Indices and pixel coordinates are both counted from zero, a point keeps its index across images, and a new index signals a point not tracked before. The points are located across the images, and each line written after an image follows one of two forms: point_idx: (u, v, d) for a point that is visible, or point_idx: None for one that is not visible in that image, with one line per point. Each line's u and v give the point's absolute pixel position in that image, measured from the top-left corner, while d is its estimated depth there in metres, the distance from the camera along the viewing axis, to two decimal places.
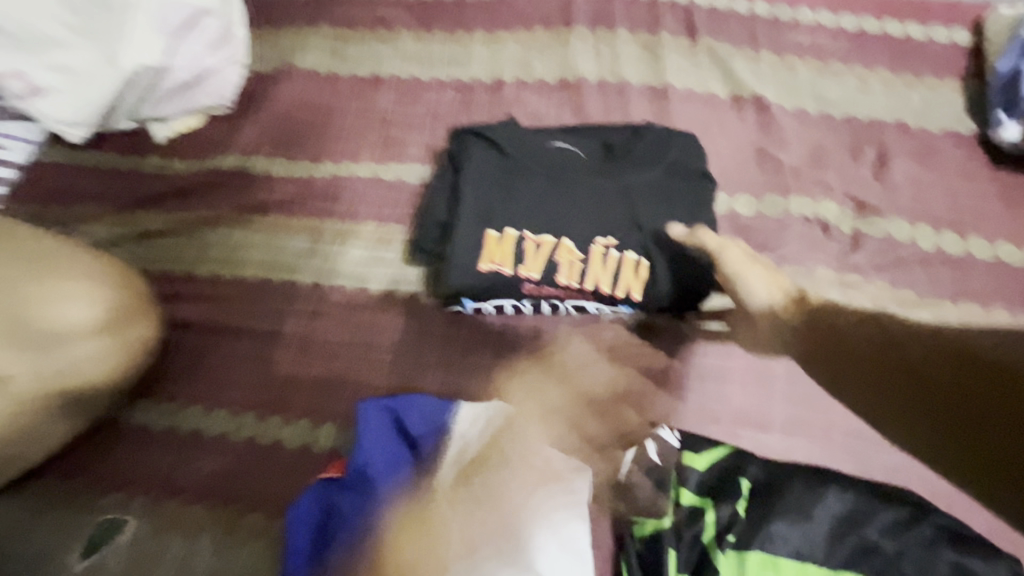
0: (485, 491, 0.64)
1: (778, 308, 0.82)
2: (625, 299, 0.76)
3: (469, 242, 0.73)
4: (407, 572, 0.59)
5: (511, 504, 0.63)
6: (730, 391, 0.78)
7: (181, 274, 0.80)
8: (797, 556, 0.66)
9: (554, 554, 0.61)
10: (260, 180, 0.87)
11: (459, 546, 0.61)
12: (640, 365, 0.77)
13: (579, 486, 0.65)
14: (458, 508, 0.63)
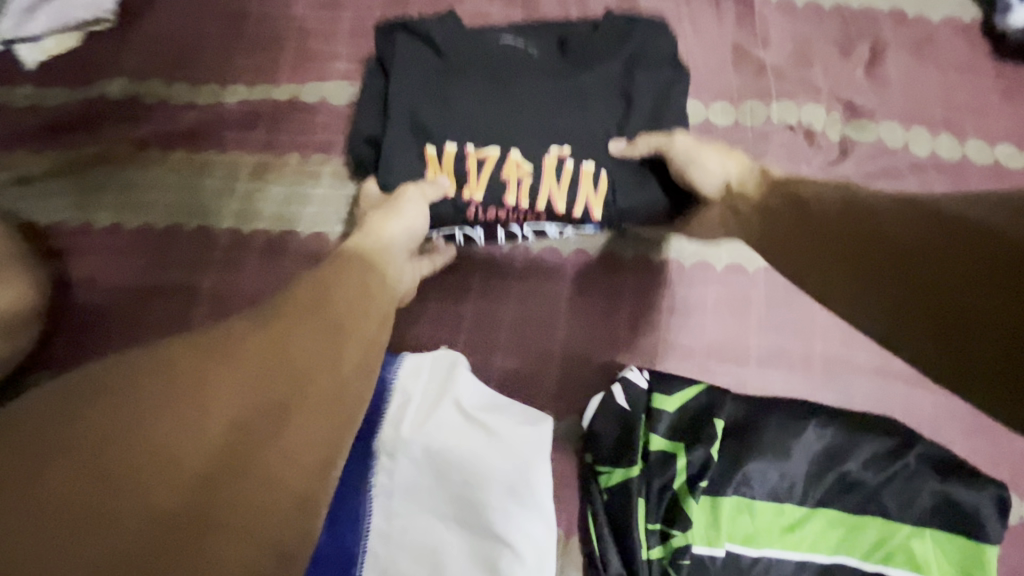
0: (442, 455, 0.62)
1: (736, 184, 0.64)
2: (585, 217, 0.68)
3: (404, 158, 0.67)
4: (382, 537, 0.61)
5: (468, 467, 0.61)
6: (701, 323, 0.73)
7: (74, 227, 0.79)
8: (772, 497, 0.61)
9: (513, 511, 0.60)
10: (163, 112, 0.84)
11: (426, 510, 0.62)
12: (608, 295, 0.74)
13: (537, 439, 0.62)
14: (419, 473, 0.62)
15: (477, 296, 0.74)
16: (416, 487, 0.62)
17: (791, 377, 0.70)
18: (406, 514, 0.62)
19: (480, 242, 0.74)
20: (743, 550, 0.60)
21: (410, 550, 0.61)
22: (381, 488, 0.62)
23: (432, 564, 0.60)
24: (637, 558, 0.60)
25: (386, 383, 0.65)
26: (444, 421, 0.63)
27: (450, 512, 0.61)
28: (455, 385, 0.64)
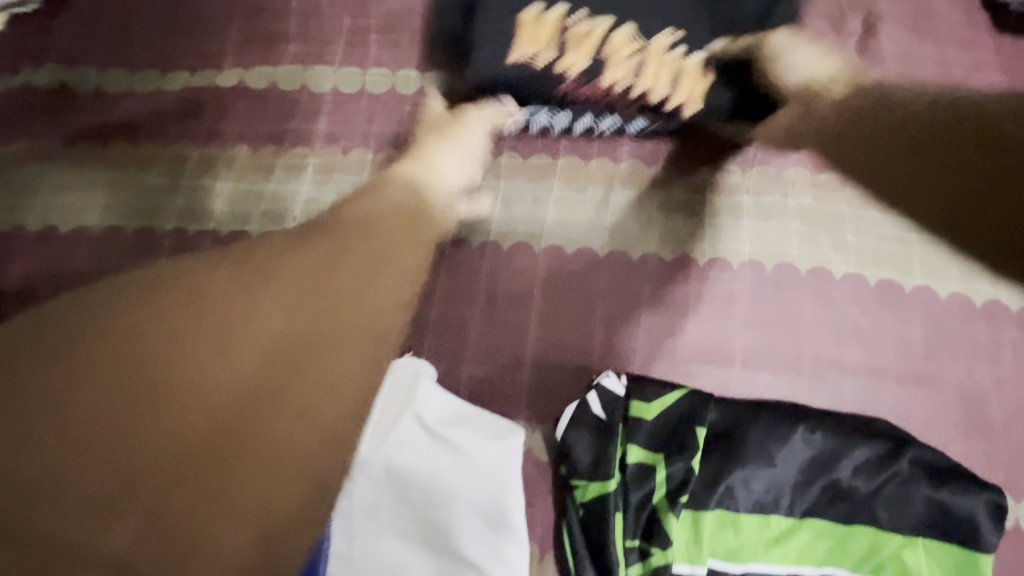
0: (405, 474, 0.57)
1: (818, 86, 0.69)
2: (675, 112, 0.72)
3: (499, 26, 0.71)
4: (343, 564, 0.57)
5: (434, 485, 0.57)
6: (684, 321, 0.68)
7: (4, 229, 0.72)
8: (757, 511, 0.58)
9: (480, 532, 0.56)
10: (99, 100, 0.77)
11: (389, 533, 0.57)
12: (583, 292, 0.70)
13: (507, 453, 0.58)
14: (381, 493, 0.58)
15: (444, 298, 0.70)
16: (378, 508, 0.58)
17: (778, 379, 0.66)
18: (368, 536, 0.57)
19: (557, 128, 0.74)
20: (727, 567, 0.56)
21: None
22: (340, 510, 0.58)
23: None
24: None
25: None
26: (404, 437, 0.58)
27: (415, 533, 0.57)
28: (417, 398, 0.59)
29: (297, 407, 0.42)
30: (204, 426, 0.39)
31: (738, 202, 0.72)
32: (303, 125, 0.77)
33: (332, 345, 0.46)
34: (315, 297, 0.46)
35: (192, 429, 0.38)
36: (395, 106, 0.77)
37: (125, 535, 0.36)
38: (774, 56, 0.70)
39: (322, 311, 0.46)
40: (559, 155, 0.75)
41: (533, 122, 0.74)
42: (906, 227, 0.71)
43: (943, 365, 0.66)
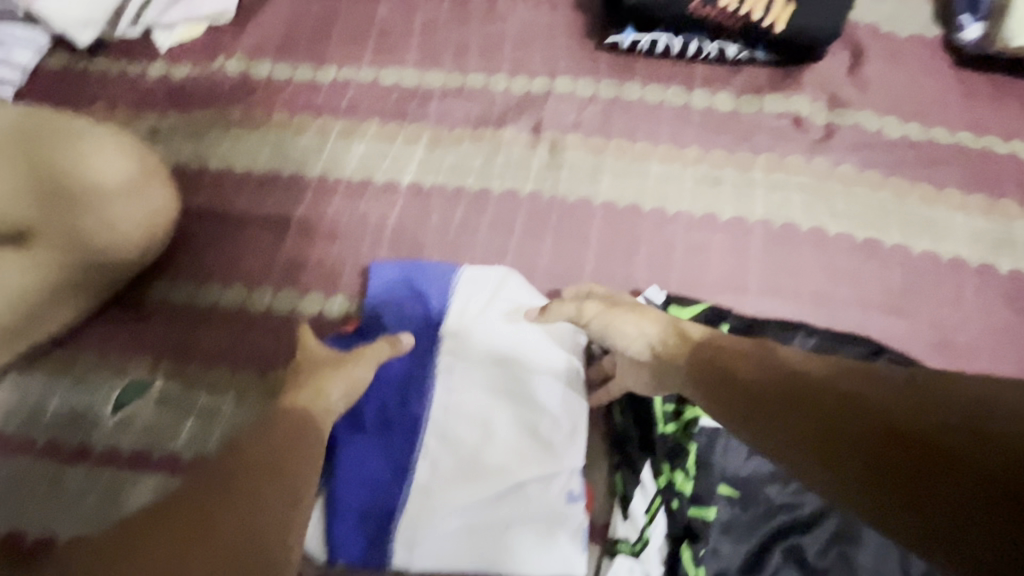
0: (493, 337, 0.77)
1: (659, 351, 0.67)
2: (770, 30, 0.96)
3: None
4: (447, 404, 0.75)
5: (517, 349, 0.77)
6: (709, 260, 0.87)
7: (196, 169, 0.96)
8: None
9: (550, 384, 0.75)
10: (265, 85, 1.03)
11: (482, 384, 0.76)
12: (630, 236, 0.90)
13: (570, 331, 0.78)
14: (478, 354, 0.77)
15: (522, 233, 0.90)
16: (472, 367, 0.76)
17: (784, 305, 0.84)
18: (463, 389, 0.76)
19: (675, 50, 1.02)
20: None
21: (466, 418, 0.74)
22: (443, 367, 0.77)
23: (484, 427, 0.74)
24: (654, 431, 0.72)
25: (451, 288, 0.80)
26: (495, 314, 0.78)
27: (499, 386, 0.75)
28: (503, 291, 0.79)
29: None
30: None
31: (752, 177, 0.93)
32: (420, 107, 1.01)
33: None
34: (237, 559, 0.53)
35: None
36: (489, 99, 1.01)
37: None
38: (605, 330, 0.71)
39: (256, 553, 0.55)
40: (612, 138, 0.98)
41: (639, 43, 1.02)
42: (884, 199, 0.91)
43: (916, 301, 0.84)
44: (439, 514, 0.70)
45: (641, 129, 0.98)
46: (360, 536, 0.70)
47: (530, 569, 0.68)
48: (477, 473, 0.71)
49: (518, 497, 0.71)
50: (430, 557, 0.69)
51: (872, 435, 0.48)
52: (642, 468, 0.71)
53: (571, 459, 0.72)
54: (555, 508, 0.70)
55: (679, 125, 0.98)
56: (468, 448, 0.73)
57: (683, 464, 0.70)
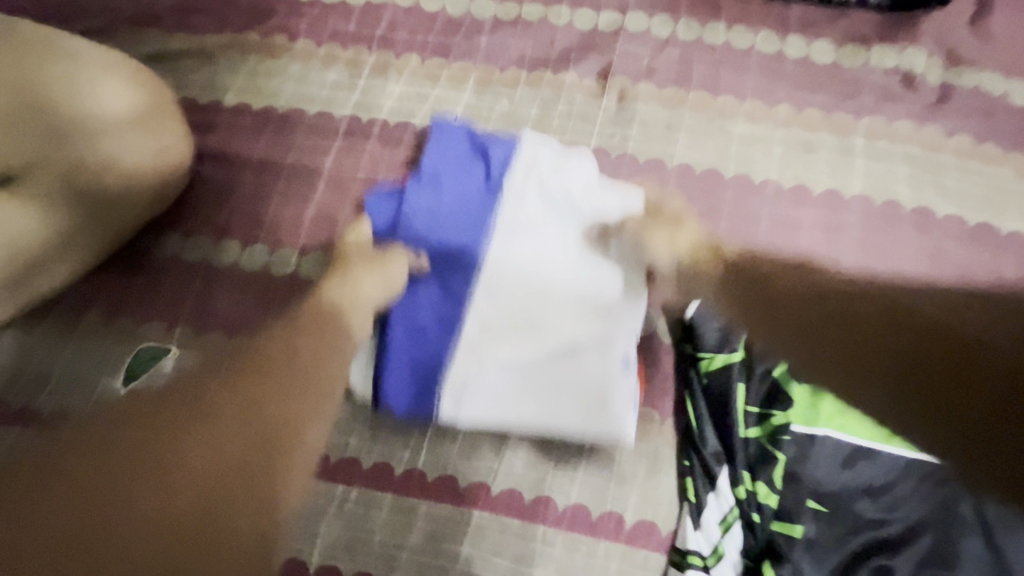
0: (556, 201, 0.71)
1: (690, 261, 0.69)
2: None
3: None
4: (500, 265, 0.69)
5: (581, 216, 0.71)
6: (799, 239, 0.76)
7: (207, 103, 0.83)
8: None
9: (614, 258, 0.69)
10: (287, 6, 0.88)
11: (540, 248, 0.70)
12: (708, 207, 0.78)
13: (636, 200, 0.71)
14: (537, 217, 0.71)
15: None
16: (530, 228, 0.71)
17: None
18: (519, 247, 0.70)
19: None
20: (837, 436, 0.64)
21: (521, 277, 0.69)
22: (499, 230, 0.70)
23: (539, 288, 0.69)
24: (734, 435, 0.65)
25: (512, 152, 0.73)
26: (561, 177, 0.72)
27: (559, 251, 0.70)
28: (568, 158, 0.73)
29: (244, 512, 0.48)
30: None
31: (852, 143, 0.81)
32: (467, 41, 0.87)
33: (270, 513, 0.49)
34: (250, 417, 0.52)
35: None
36: (548, 34, 0.87)
37: None
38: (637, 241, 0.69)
39: (267, 417, 0.52)
40: (690, 90, 0.84)
41: None
42: (1005, 178, 0.79)
43: None
44: (489, 369, 0.67)
45: (724, 80, 0.84)
46: (406, 387, 0.68)
47: (579, 432, 0.65)
48: (529, 331, 0.68)
49: (571, 361, 0.67)
50: (474, 415, 0.66)
51: (917, 344, 0.54)
52: (718, 474, 0.64)
53: (629, 326, 0.68)
54: (610, 375, 0.66)
55: (769, 77, 0.84)
56: (522, 305, 0.69)
57: (766, 474, 0.63)
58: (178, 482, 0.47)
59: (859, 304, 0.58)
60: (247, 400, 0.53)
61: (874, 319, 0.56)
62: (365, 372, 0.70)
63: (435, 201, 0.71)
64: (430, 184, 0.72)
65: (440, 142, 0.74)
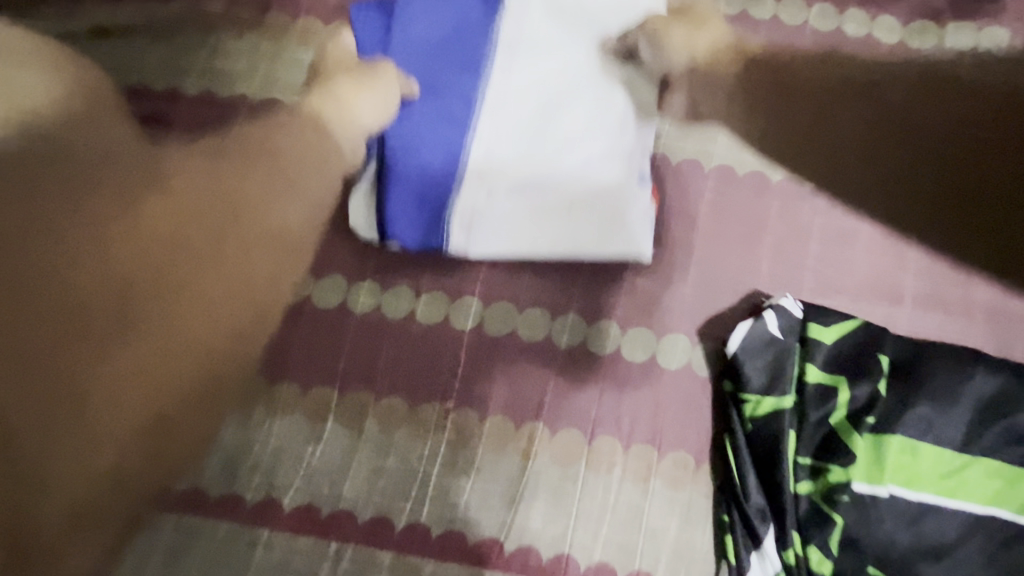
0: (566, 19, 0.63)
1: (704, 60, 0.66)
2: None
3: None
4: (506, 87, 0.61)
5: (596, 32, 0.63)
6: (853, 256, 0.66)
7: (163, 91, 0.70)
8: (937, 442, 0.57)
9: (630, 82, 0.63)
10: None
11: (548, 70, 0.62)
12: (752, 217, 0.68)
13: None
14: (543, 33, 0.62)
15: None
16: (541, 46, 0.62)
17: (946, 322, 0.64)
18: (527, 69, 0.62)
19: None
20: (903, 493, 0.56)
21: (530, 102, 0.62)
22: (504, 41, 0.62)
23: (550, 113, 0.62)
24: (785, 493, 0.56)
25: None
26: None
27: (572, 71, 0.62)
28: None
29: (244, 269, 0.44)
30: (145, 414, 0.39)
31: None
32: None
33: (243, 285, 0.44)
34: (237, 209, 0.44)
35: (112, 451, 0.38)
36: None
37: (113, 457, 0.38)
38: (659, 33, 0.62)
39: (256, 207, 0.45)
40: None
41: None
42: None
43: None
44: (499, 197, 0.62)
45: None
46: (410, 219, 0.62)
47: (596, 252, 0.63)
48: (540, 155, 0.61)
49: (585, 176, 0.61)
50: (485, 246, 0.63)
51: (950, 136, 0.67)
52: (764, 536, 0.56)
53: (641, 143, 0.64)
54: (629, 189, 0.62)
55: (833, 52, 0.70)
56: (534, 132, 0.61)
57: (820, 537, 0.55)
58: (165, 218, 0.41)
59: (898, 96, 0.68)
60: (214, 178, 0.44)
61: (918, 118, 0.67)
62: (365, 213, 0.65)
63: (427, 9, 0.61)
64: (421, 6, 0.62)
65: None
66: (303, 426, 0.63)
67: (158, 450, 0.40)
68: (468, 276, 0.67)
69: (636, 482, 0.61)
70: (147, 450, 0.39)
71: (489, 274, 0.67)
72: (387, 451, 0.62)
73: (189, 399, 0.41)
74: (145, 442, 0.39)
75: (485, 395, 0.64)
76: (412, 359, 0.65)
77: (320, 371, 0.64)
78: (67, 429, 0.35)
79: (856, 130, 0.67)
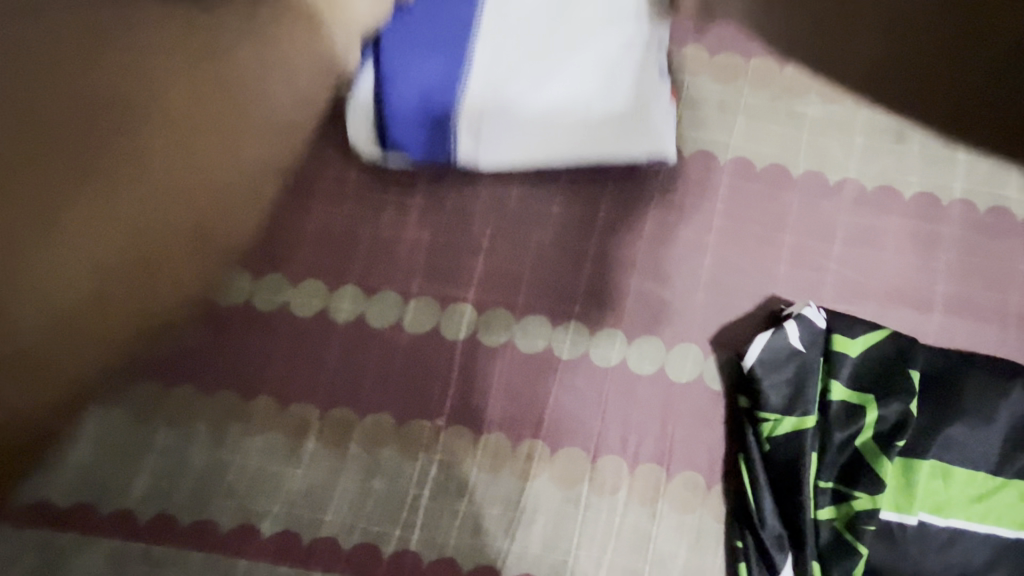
0: None
1: None
2: None
3: None
4: None
5: None
6: (881, 259, 0.61)
7: None
8: (970, 464, 0.52)
9: None
10: None
11: None
12: (771, 214, 0.62)
13: None
14: None
15: (613, 205, 0.63)
16: None
17: (980, 331, 0.59)
18: None
19: None
20: (933, 519, 0.51)
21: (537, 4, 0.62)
22: None
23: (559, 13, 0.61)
24: (804, 519, 0.52)
25: None
26: None
27: None
28: None
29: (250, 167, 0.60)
30: (165, 236, 0.54)
31: (956, 131, 0.64)
32: None
33: (146, 149, 0.52)
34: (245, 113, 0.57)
35: (120, 262, 0.52)
36: None
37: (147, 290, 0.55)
38: None
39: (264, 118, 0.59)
40: (747, 57, 0.67)
41: None
42: None
43: None
44: (511, 99, 0.60)
45: (791, 44, 0.67)
46: (419, 123, 0.60)
47: (619, 151, 0.60)
48: (551, 54, 0.61)
49: (601, 74, 0.61)
50: (497, 154, 0.61)
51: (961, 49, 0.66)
52: (781, 566, 0.52)
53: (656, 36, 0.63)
54: (650, 84, 0.61)
55: (851, 39, 0.67)
56: (544, 33, 0.61)
57: (842, 568, 0.51)
58: (137, 85, 0.51)
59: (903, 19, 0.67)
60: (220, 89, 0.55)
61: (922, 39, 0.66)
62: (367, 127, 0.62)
63: None
64: None
65: None
66: (279, 444, 0.58)
67: (146, 275, 0.54)
68: (461, 280, 0.62)
69: (643, 505, 0.57)
70: (130, 270, 0.53)
71: (483, 278, 0.61)
72: (374, 473, 0.57)
73: (199, 233, 0.57)
74: (128, 262, 0.53)
75: (480, 411, 0.59)
76: (400, 371, 0.59)
77: (299, 385, 0.59)
78: (42, 237, 0.48)
79: (880, 29, 0.67)
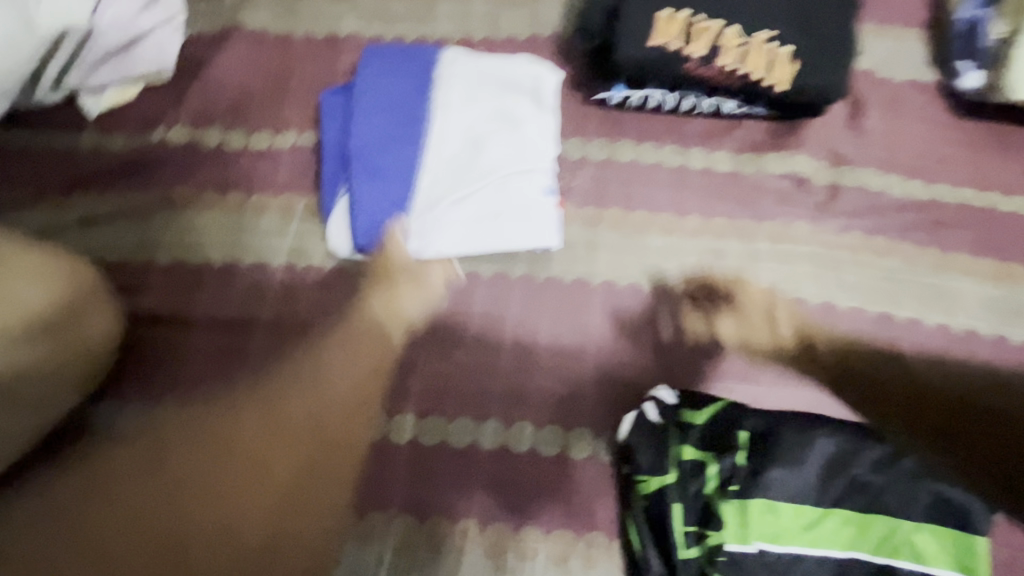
0: (479, 90, 0.89)
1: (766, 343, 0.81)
2: (768, 90, 0.87)
3: (640, 23, 0.86)
4: (440, 136, 0.87)
5: (503, 97, 0.89)
6: (717, 345, 0.82)
7: (141, 265, 0.84)
8: (793, 500, 0.69)
9: (536, 126, 0.88)
10: (215, 157, 0.90)
11: (470, 124, 0.88)
12: (632, 323, 0.83)
13: (549, 74, 0.90)
14: (461, 99, 0.88)
15: (515, 328, 0.82)
16: (469, 106, 0.88)
17: (798, 393, 0.79)
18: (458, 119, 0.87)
19: (666, 107, 0.92)
20: (770, 547, 0.68)
21: (462, 142, 0.87)
22: (437, 105, 0.88)
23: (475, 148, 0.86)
24: (676, 556, 0.68)
25: (435, 62, 0.89)
26: (481, 68, 0.90)
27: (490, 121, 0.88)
28: (483, 59, 0.90)
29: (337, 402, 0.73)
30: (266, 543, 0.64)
31: (758, 248, 0.87)
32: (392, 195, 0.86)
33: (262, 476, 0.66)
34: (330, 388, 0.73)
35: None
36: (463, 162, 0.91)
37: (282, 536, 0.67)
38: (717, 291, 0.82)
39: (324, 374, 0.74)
40: (608, 207, 0.89)
41: (628, 101, 0.92)
42: (893, 268, 0.85)
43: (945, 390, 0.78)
44: (443, 210, 0.84)
45: (639, 196, 0.89)
46: (375, 234, 0.83)
47: (519, 242, 0.84)
48: (471, 176, 0.85)
49: (506, 189, 0.85)
50: (436, 247, 0.83)
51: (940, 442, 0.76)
52: None
53: (546, 164, 0.87)
54: (540, 198, 0.85)
55: (678, 188, 0.90)
56: (465, 162, 0.86)
57: None
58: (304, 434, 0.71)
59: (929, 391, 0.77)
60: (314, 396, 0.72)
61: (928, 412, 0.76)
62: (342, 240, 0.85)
63: (375, 95, 0.87)
64: (369, 95, 0.87)
65: (371, 60, 0.89)
66: None
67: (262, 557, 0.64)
68: (401, 398, 0.79)
69: (558, 566, 0.71)
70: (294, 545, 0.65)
71: (420, 394, 0.79)
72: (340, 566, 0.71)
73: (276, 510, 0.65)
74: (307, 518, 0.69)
75: (424, 503, 0.74)
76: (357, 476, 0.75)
77: None
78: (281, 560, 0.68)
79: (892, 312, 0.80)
